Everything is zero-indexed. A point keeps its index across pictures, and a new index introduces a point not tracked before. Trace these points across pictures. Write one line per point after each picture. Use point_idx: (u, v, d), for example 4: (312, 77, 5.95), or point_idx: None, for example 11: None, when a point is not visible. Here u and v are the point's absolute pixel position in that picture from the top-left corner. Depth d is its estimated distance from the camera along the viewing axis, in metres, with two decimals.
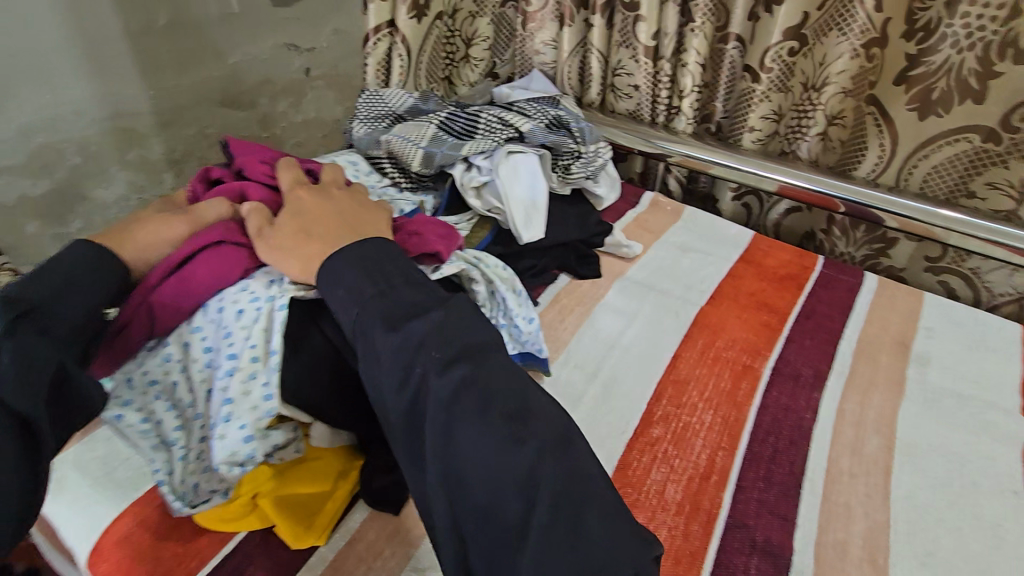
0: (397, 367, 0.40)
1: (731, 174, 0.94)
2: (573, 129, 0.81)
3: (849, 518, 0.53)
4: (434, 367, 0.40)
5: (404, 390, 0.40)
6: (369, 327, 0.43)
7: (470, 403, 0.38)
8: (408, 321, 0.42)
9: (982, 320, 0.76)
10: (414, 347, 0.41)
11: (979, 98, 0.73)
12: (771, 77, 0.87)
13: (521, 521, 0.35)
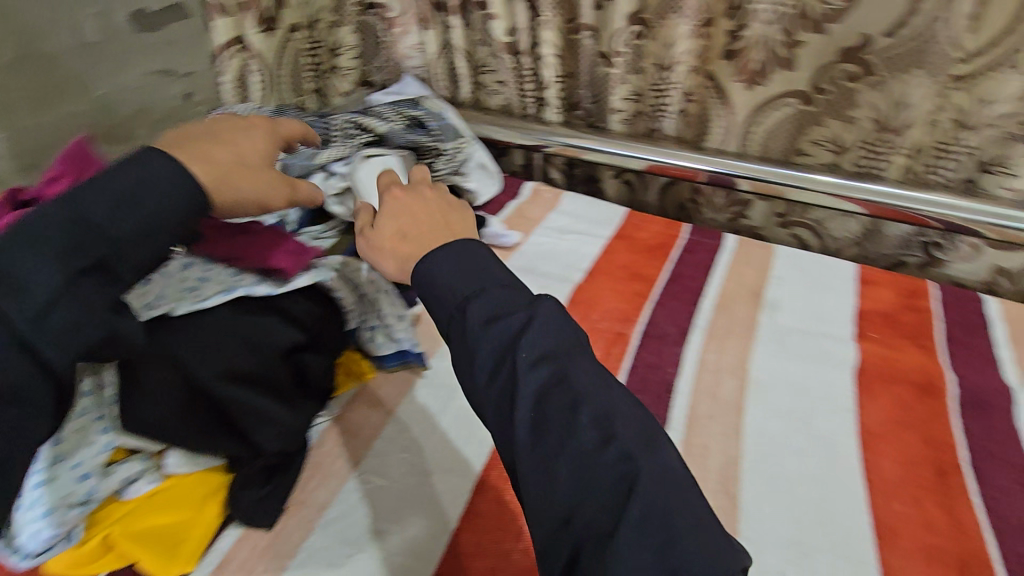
0: (494, 360, 0.39)
1: (600, 156, 1.01)
2: (432, 128, 0.86)
3: (706, 457, 0.58)
4: (511, 359, 0.38)
5: (494, 381, 0.38)
6: (460, 328, 0.40)
7: (560, 401, 0.36)
8: (506, 315, 0.40)
9: (823, 264, 0.85)
10: (509, 343, 0.39)
11: (791, 66, 0.81)
12: (623, 61, 0.92)
13: (609, 524, 0.33)
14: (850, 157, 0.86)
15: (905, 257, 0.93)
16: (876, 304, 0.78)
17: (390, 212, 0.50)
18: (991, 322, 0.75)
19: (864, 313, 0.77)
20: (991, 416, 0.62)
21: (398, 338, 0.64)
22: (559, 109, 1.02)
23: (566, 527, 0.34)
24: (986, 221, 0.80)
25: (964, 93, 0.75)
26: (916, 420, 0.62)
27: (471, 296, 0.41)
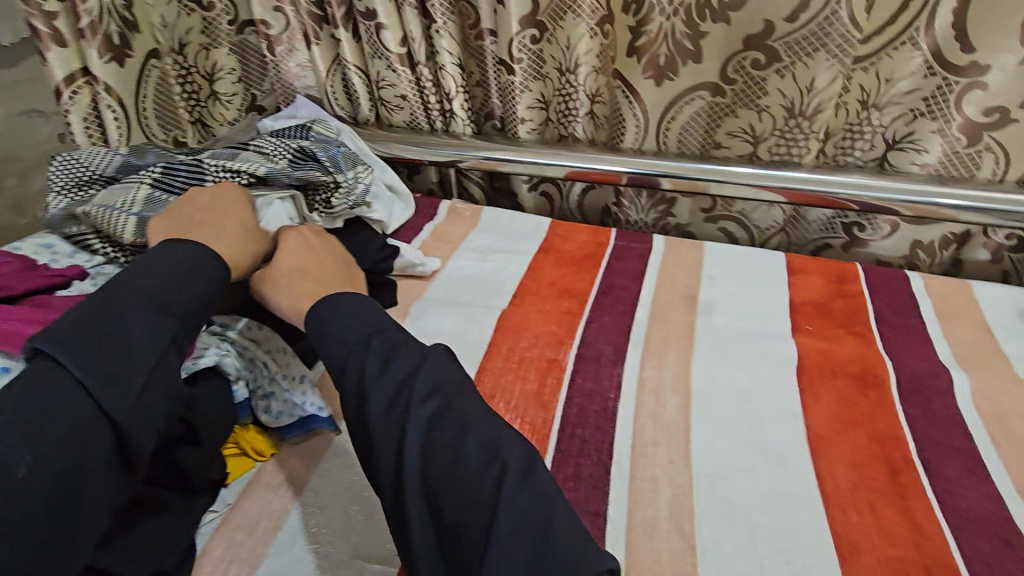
0: (388, 399, 0.42)
1: (517, 167, 0.94)
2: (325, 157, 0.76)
3: (655, 492, 0.53)
4: (402, 397, 0.42)
5: (391, 412, 0.41)
6: (357, 370, 0.44)
7: (445, 431, 0.40)
8: (399, 358, 0.44)
9: (753, 258, 0.83)
10: (404, 382, 0.43)
11: (697, 58, 0.78)
12: (524, 66, 0.86)
13: (482, 536, 0.36)
14: (766, 146, 0.83)
15: (829, 239, 0.92)
16: (808, 294, 0.76)
17: (291, 253, 0.57)
18: (917, 299, 0.75)
19: (797, 305, 0.74)
20: (931, 399, 0.61)
21: (300, 401, 0.56)
22: (468, 120, 0.96)
23: (450, 543, 0.37)
24: (901, 198, 0.79)
25: (868, 72, 0.75)
26: (860, 416, 0.59)
27: (370, 347, 0.45)
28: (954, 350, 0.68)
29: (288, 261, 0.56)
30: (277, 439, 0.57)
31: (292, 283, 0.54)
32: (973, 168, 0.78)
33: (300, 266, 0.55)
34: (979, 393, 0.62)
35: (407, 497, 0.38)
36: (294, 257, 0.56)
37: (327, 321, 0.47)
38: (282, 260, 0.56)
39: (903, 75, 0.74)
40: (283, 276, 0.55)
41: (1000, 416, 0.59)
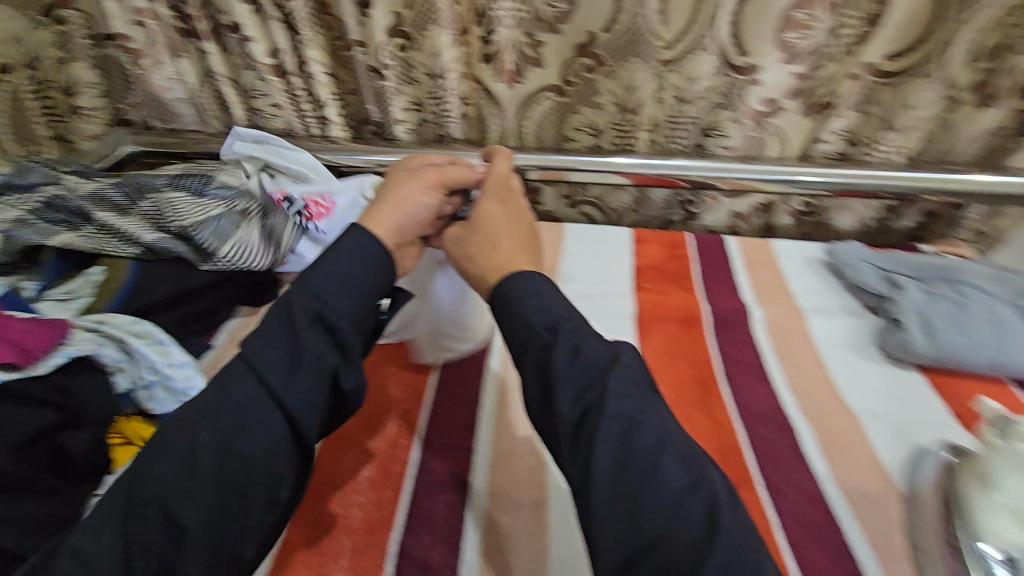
0: (575, 389, 0.44)
1: (396, 166, 1.01)
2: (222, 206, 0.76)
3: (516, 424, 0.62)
4: (599, 379, 0.43)
5: (579, 402, 0.43)
6: (541, 353, 0.46)
7: (650, 441, 0.41)
8: (590, 348, 0.45)
9: (603, 234, 0.96)
10: (599, 371, 0.44)
11: (540, 64, 0.91)
12: (393, 73, 0.94)
13: (700, 535, 0.37)
14: (607, 137, 0.98)
15: (670, 216, 1.08)
16: (648, 259, 0.90)
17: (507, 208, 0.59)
18: (731, 256, 0.91)
19: (638, 268, 0.88)
20: (735, 330, 0.76)
21: (182, 388, 0.60)
22: (344, 125, 1.03)
23: (647, 555, 0.38)
24: (718, 175, 0.96)
25: (677, 73, 0.90)
26: (683, 348, 0.73)
27: (558, 338, 0.46)
28: (756, 291, 0.84)
29: (483, 227, 0.57)
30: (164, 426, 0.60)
31: (486, 252, 0.55)
32: (764, 148, 0.97)
33: (494, 233, 0.56)
34: (769, 321, 0.78)
35: (594, 495, 0.39)
36: (501, 221, 0.57)
37: (516, 295, 0.50)
38: (485, 221, 0.57)
39: (704, 74, 0.90)
40: (485, 242, 0.56)
41: (785, 336, 0.75)
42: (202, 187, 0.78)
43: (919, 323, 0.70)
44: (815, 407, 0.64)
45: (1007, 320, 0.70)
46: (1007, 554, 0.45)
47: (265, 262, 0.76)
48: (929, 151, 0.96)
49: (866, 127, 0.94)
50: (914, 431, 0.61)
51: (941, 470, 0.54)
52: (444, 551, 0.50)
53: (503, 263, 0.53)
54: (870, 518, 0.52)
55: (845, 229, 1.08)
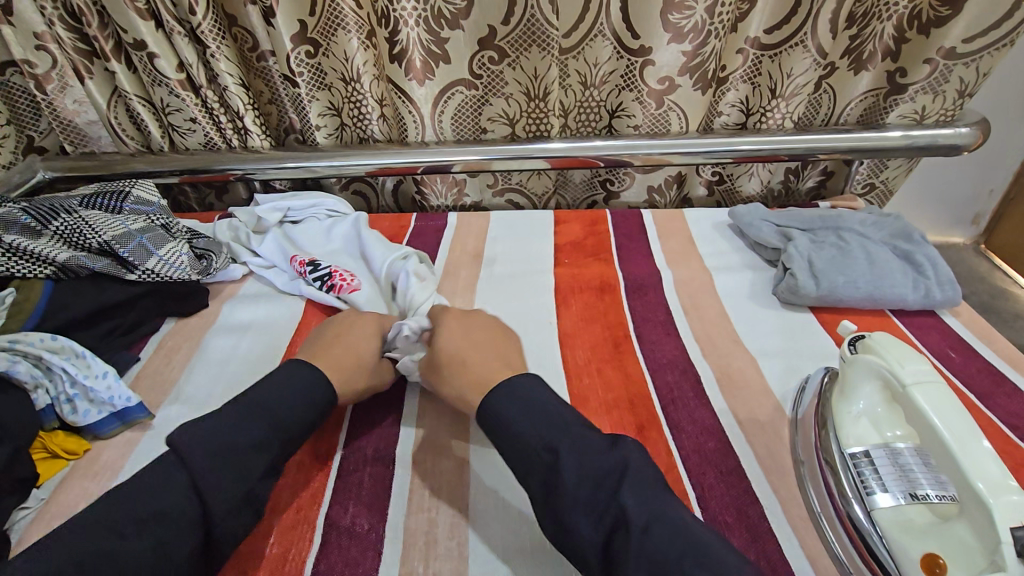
0: (593, 507, 0.43)
1: (320, 171, 1.03)
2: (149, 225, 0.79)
3: (440, 397, 0.66)
4: (611, 495, 0.43)
5: (600, 522, 0.42)
6: (546, 474, 0.46)
7: (665, 537, 0.40)
8: (594, 464, 0.45)
9: (526, 218, 1.00)
10: (610, 483, 0.44)
11: (447, 60, 0.94)
12: (305, 79, 0.97)
13: None
14: (521, 125, 1.03)
15: (593, 196, 1.15)
16: (568, 237, 0.95)
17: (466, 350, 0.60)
18: (646, 227, 0.97)
19: (559, 247, 0.93)
20: (648, 293, 0.81)
21: (107, 398, 0.61)
22: (262, 135, 1.05)
23: None
24: (630, 152, 1.01)
25: (579, 59, 0.96)
26: (597, 313, 0.78)
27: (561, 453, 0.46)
28: (666, 256, 0.90)
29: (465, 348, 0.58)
30: (90, 437, 0.61)
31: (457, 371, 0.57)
32: (669, 124, 1.03)
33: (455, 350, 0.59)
34: (678, 282, 0.84)
35: None
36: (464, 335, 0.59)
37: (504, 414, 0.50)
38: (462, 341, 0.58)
39: (604, 59, 0.96)
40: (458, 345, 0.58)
41: (690, 293, 0.81)
42: (119, 205, 0.80)
43: (805, 269, 0.77)
44: (715, 353, 0.70)
45: (881, 259, 0.77)
46: (862, 449, 0.52)
47: (194, 276, 0.79)
48: (817, 115, 1.05)
49: (756, 97, 1.03)
50: (800, 364, 0.68)
51: (817, 392, 0.60)
52: (370, 517, 0.54)
53: (482, 378, 0.55)
54: (759, 441, 0.58)
55: (753, 194, 1.15)
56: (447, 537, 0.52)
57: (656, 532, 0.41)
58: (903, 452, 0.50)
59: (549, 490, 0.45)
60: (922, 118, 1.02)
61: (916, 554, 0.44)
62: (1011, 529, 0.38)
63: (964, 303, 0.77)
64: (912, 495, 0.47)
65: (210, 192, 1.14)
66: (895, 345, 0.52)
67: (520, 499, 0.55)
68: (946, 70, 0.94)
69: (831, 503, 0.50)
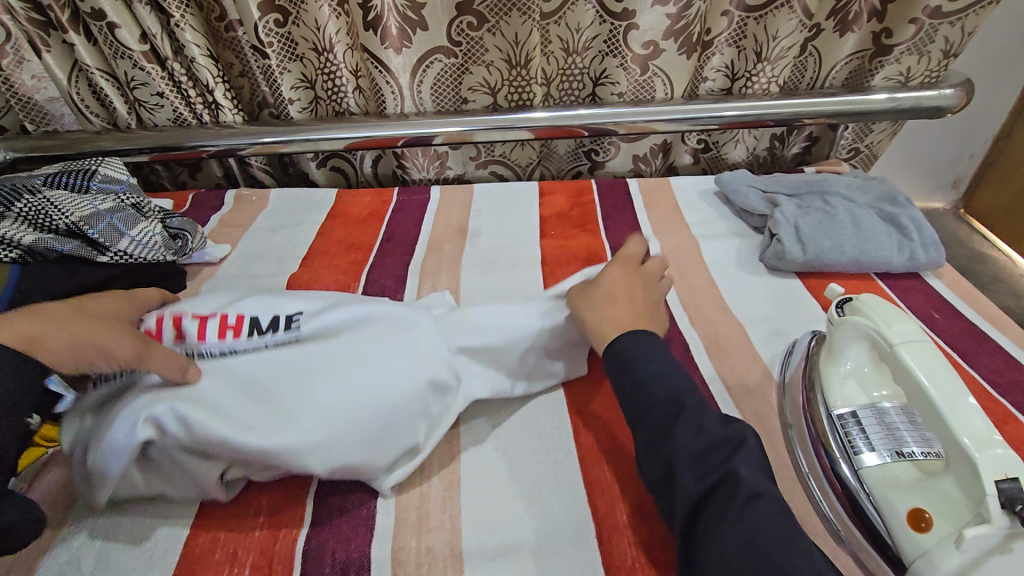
0: (701, 467, 0.43)
1: (296, 146, 1.00)
2: (118, 204, 0.76)
3: None
4: (727, 461, 0.42)
5: (707, 479, 0.42)
6: (665, 424, 0.46)
7: (767, 516, 0.39)
8: (723, 437, 0.44)
9: (511, 189, 0.98)
10: (724, 450, 0.43)
11: (424, 26, 0.91)
12: (276, 50, 0.93)
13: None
14: (502, 95, 1.01)
15: (578, 166, 1.13)
16: (554, 208, 0.93)
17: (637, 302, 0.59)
18: (632, 197, 0.96)
19: (544, 218, 0.91)
20: None
21: None
22: (234, 110, 1.01)
23: None
24: (615, 120, 0.99)
25: (560, 24, 0.93)
26: None
27: (684, 413, 0.46)
28: (653, 225, 0.89)
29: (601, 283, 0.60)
30: None
31: (606, 306, 0.57)
32: (654, 90, 1.01)
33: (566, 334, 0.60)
34: (666, 251, 0.83)
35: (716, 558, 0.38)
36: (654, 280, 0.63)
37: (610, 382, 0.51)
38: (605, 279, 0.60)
39: (587, 24, 0.92)
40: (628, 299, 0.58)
41: (677, 261, 0.81)
42: (85, 184, 0.76)
43: (792, 234, 0.76)
44: (703, 320, 0.70)
45: (868, 222, 0.77)
46: (849, 410, 0.52)
47: (169, 257, 0.77)
48: (802, 79, 1.04)
49: (742, 61, 1.01)
50: (786, 329, 0.68)
51: (804, 356, 0.60)
52: (361, 493, 0.53)
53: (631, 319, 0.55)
54: (746, 405, 0.59)
55: (738, 160, 1.13)
56: (439, 509, 0.52)
57: (759, 505, 0.40)
58: (890, 411, 0.50)
59: (663, 446, 0.45)
60: (906, 80, 1.01)
61: (900, 508, 0.45)
62: (995, 481, 0.39)
63: (948, 265, 0.77)
64: (898, 452, 0.48)
65: (183, 170, 1.11)
66: (882, 305, 0.51)
67: (511, 471, 0.55)
68: (931, 29, 0.93)
69: (818, 461, 0.51)
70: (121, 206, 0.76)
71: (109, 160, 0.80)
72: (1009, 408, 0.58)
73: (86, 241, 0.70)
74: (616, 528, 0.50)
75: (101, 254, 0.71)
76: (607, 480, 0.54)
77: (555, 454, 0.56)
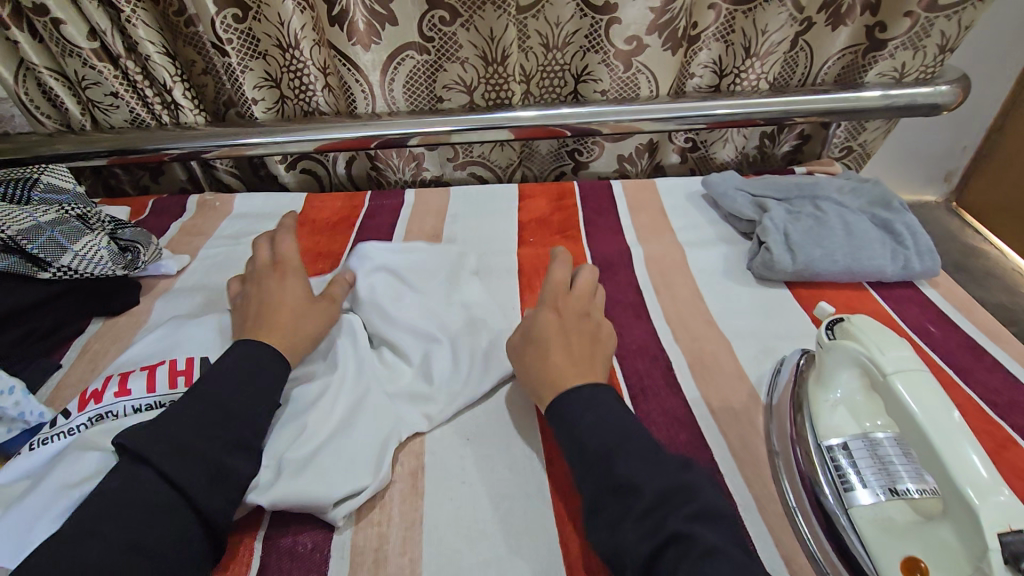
0: (646, 522, 0.40)
1: (262, 149, 0.95)
2: (61, 217, 0.71)
3: None
4: (666, 511, 0.40)
5: (654, 533, 0.39)
6: (603, 473, 0.44)
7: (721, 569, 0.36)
8: (662, 480, 0.42)
9: (489, 192, 0.94)
10: (667, 499, 0.41)
11: (394, 21, 0.86)
12: (236, 47, 0.88)
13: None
14: (479, 93, 0.96)
15: (561, 167, 1.09)
16: (533, 213, 0.89)
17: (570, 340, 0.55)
18: (615, 200, 0.91)
19: (523, 224, 0.87)
20: (617, 272, 0.77)
21: (16, 415, 0.54)
22: (195, 110, 0.96)
23: None
24: (597, 120, 0.94)
25: (538, 19, 0.88)
26: None
27: (620, 458, 0.44)
28: (637, 231, 0.85)
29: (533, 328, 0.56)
30: (1, 459, 0.55)
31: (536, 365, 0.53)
32: (638, 88, 0.97)
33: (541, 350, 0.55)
34: (649, 259, 0.79)
35: None
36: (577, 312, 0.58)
37: (576, 415, 0.48)
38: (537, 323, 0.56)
39: (566, 19, 0.88)
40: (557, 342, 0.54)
41: (661, 271, 0.77)
42: (27, 195, 0.72)
43: (781, 241, 0.72)
44: (686, 335, 0.66)
45: (860, 229, 0.73)
46: (839, 441, 0.49)
47: (118, 271, 0.71)
48: (793, 75, 1.00)
49: (730, 57, 0.96)
50: (774, 344, 0.64)
51: (793, 375, 0.57)
52: (315, 534, 0.49)
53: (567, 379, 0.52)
54: (731, 429, 0.55)
55: (727, 160, 1.09)
56: (399, 552, 0.48)
57: (715, 560, 0.37)
58: (883, 443, 0.47)
59: (610, 498, 0.43)
60: (900, 76, 0.97)
61: (893, 552, 0.41)
62: (998, 534, 0.35)
63: (943, 273, 0.74)
64: (892, 490, 0.45)
65: (144, 173, 1.05)
66: (875, 328, 0.47)
67: (479, 507, 0.51)
68: (927, 23, 0.89)
69: (807, 495, 0.48)
70: (63, 218, 0.71)
71: (53, 169, 0.75)
72: (1009, 431, 0.54)
73: (25, 258, 0.66)
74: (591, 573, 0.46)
75: (41, 271, 0.66)
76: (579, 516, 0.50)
77: (526, 488, 0.52)
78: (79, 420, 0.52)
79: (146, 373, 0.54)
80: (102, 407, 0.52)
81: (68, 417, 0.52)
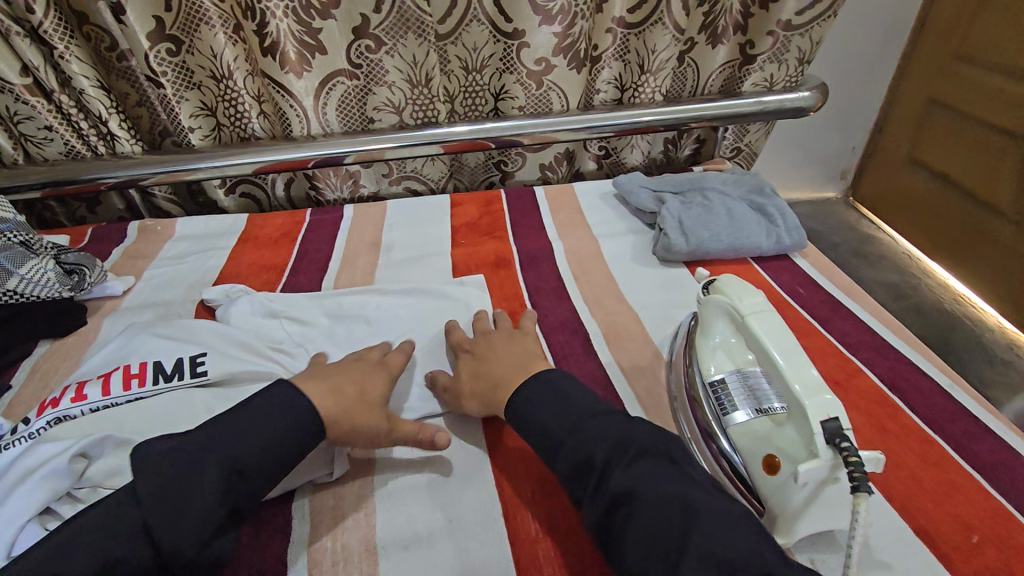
0: (596, 470, 0.48)
1: (201, 173, 0.99)
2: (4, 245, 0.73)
3: None
4: (614, 460, 0.48)
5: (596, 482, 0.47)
6: (566, 440, 0.51)
7: (655, 494, 0.44)
8: (607, 430, 0.50)
9: (423, 203, 1.02)
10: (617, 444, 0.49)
11: (322, 50, 0.93)
12: (170, 79, 0.93)
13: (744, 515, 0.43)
14: (407, 113, 1.04)
15: (490, 177, 1.19)
16: (464, 219, 0.98)
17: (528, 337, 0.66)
18: (538, 203, 1.02)
19: (455, 228, 0.95)
20: (541, 264, 0.86)
21: None
22: (132, 140, 0.99)
23: None
24: (517, 132, 1.05)
25: (456, 45, 0.98)
26: (496, 287, 0.81)
27: (581, 427, 0.51)
28: (558, 227, 0.95)
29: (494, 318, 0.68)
30: None
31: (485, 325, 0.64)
32: (550, 103, 1.08)
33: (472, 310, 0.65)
34: (569, 251, 0.89)
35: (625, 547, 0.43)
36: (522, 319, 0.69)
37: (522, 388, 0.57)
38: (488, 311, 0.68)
39: (482, 44, 0.98)
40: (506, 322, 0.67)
41: (579, 259, 0.87)
42: None
43: (677, 227, 0.84)
44: (602, 312, 0.76)
45: (740, 213, 0.86)
46: (720, 376, 0.58)
47: (65, 293, 0.75)
48: (685, 87, 1.14)
49: (628, 74, 1.10)
50: (674, 314, 0.75)
51: (685, 336, 0.67)
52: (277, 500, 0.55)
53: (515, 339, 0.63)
54: (637, 383, 0.65)
55: (637, 164, 1.23)
56: (354, 509, 0.54)
57: (644, 481, 0.45)
58: (753, 374, 0.57)
59: (569, 458, 0.50)
60: (772, 85, 1.13)
61: (759, 462, 0.51)
62: (820, 422, 0.46)
63: (811, 246, 0.88)
64: (759, 409, 0.54)
65: (80, 204, 1.07)
66: (736, 283, 0.59)
67: (422, 467, 0.58)
68: (786, 40, 1.06)
69: (700, 433, 0.58)
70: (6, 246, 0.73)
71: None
72: (857, 363, 0.67)
73: None
74: (520, 512, 0.54)
75: None
76: (513, 480, 0.57)
77: (466, 446, 0.60)
78: (38, 424, 0.55)
79: (103, 379, 0.58)
80: (59, 411, 0.56)
81: (28, 423, 0.56)
